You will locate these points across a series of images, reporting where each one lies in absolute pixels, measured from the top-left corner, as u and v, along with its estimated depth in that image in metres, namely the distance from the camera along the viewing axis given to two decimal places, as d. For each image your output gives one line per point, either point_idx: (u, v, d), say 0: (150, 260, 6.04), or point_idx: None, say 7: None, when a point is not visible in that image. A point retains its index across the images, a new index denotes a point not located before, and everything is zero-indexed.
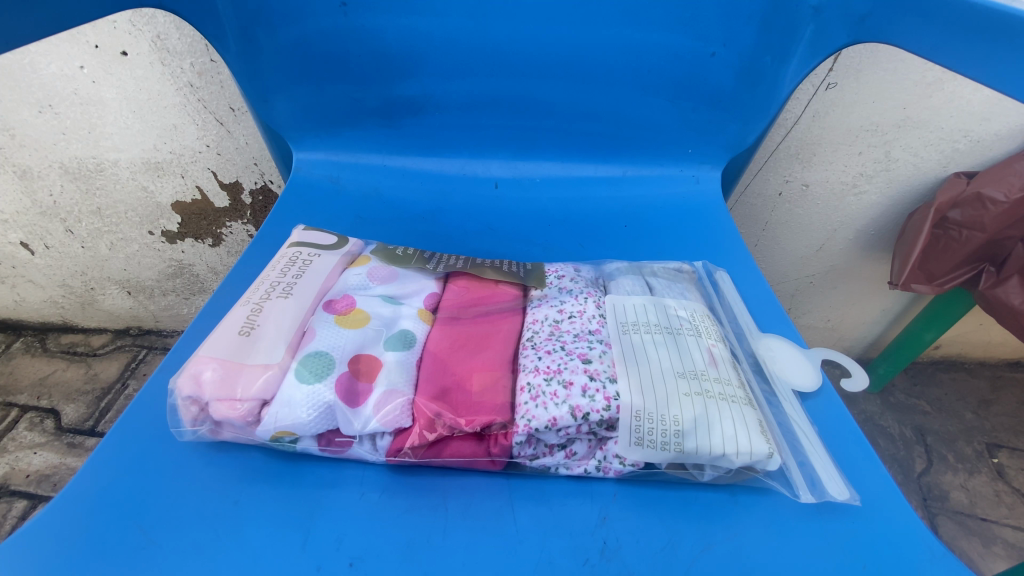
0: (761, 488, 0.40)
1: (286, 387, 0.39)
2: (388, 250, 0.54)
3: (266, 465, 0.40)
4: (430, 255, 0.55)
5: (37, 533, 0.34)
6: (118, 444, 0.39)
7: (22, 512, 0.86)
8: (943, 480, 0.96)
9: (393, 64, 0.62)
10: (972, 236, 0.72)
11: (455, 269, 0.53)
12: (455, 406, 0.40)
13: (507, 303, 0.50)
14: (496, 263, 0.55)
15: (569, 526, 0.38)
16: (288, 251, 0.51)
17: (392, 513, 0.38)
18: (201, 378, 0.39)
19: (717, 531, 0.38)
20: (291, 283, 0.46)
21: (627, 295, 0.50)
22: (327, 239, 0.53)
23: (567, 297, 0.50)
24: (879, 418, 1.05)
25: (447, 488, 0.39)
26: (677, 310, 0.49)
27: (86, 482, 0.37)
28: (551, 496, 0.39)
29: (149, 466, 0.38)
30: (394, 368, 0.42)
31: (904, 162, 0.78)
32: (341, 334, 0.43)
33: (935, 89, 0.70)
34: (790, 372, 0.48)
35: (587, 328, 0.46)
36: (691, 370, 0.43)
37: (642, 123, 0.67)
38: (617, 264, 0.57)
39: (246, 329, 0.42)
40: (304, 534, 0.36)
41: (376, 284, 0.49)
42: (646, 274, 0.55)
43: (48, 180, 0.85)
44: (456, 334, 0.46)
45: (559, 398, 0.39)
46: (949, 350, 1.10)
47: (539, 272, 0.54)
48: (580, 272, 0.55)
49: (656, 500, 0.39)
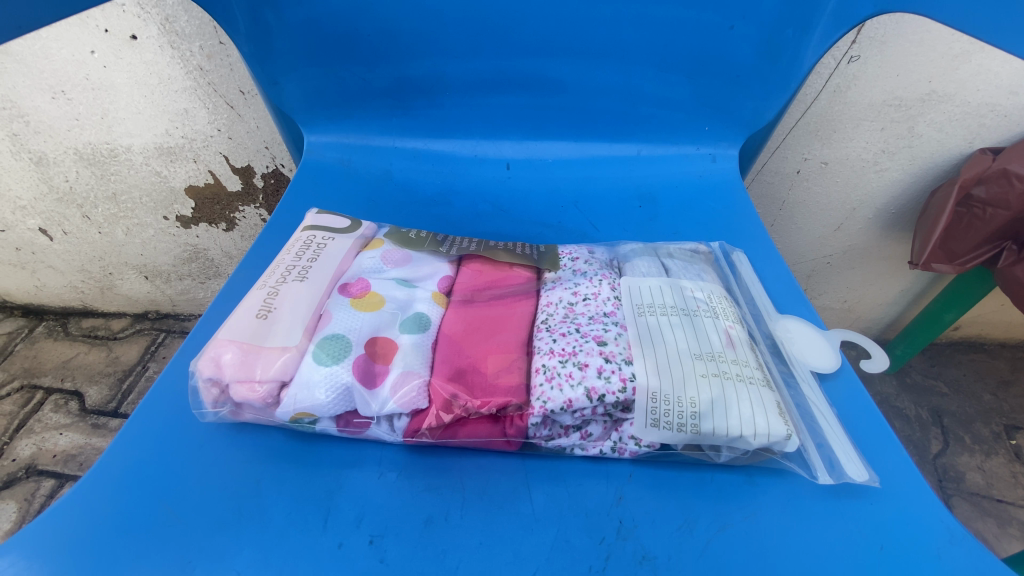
0: (777, 470, 0.40)
1: (303, 370, 0.40)
2: (400, 233, 0.54)
3: (287, 445, 0.40)
4: (447, 238, 0.55)
5: (69, 508, 0.36)
6: (143, 425, 0.40)
7: (50, 490, 0.89)
8: (960, 462, 0.95)
9: (403, 41, 0.61)
10: (997, 213, 0.70)
11: (469, 253, 0.53)
12: (473, 388, 0.40)
13: (521, 286, 0.50)
14: (511, 246, 0.54)
15: (585, 505, 0.38)
16: (302, 236, 0.51)
17: (410, 492, 0.38)
18: (221, 360, 0.39)
19: (734, 510, 0.38)
20: (308, 265, 0.47)
21: (643, 276, 0.50)
22: (341, 222, 0.53)
23: (581, 278, 0.49)
24: (895, 400, 1.04)
25: (464, 468, 0.40)
26: (694, 291, 0.48)
27: (112, 460, 0.38)
28: (567, 476, 0.40)
29: (173, 447, 0.39)
30: (410, 351, 0.42)
31: (928, 138, 0.75)
32: (358, 317, 0.43)
33: (962, 61, 0.67)
34: (810, 353, 0.47)
35: (602, 310, 0.45)
36: (709, 351, 0.42)
37: (658, 100, 0.66)
38: (633, 245, 0.57)
39: (264, 312, 0.42)
40: (325, 513, 0.37)
41: (390, 267, 0.49)
42: (662, 255, 0.54)
43: (64, 166, 0.86)
44: (470, 318, 0.46)
45: (574, 379, 0.39)
46: (969, 331, 1.08)
47: (552, 254, 0.53)
48: (595, 254, 0.54)
49: (672, 480, 0.40)
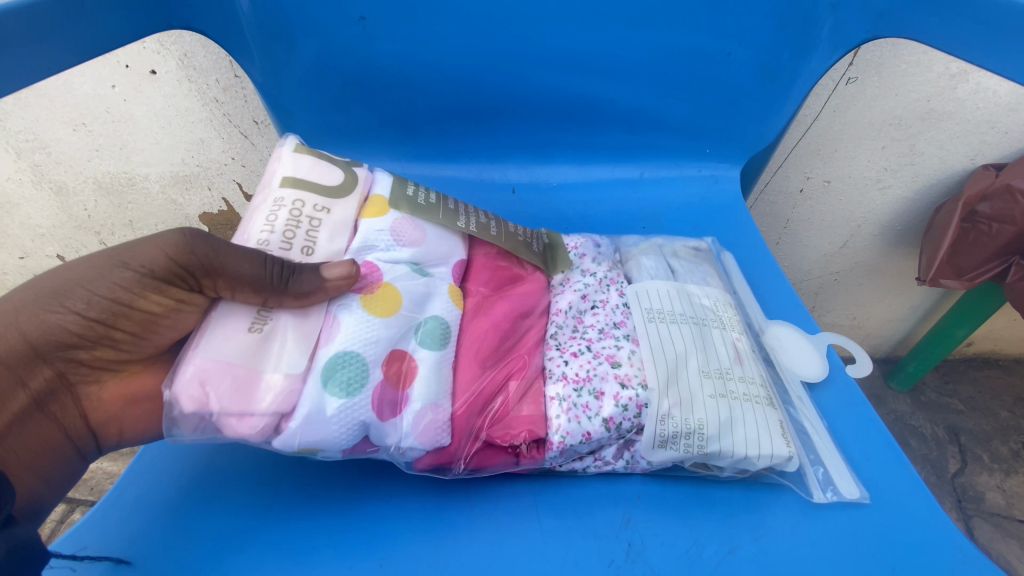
0: (774, 483, 0.41)
1: (307, 397, 0.36)
2: (408, 193, 0.47)
3: (297, 467, 0.41)
4: (461, 208, 0.50)
5: (80, 532, 0.36)
6: (153, 449, 0.42)
7: (60, 516, 0.86)
8: (979, 481, 0.94)
9: (413, 72, 0.63)
10: (1004, 228, 0.70)
11: (486, 233, 0.49)
12: (493, 417, 0.40)
13: (532, 287, 0.49)
14: (525, 236, 0.52)
15: (591, 528, 0.38)
16: (280, 197, 0.42)
17: (418, 514, 0.39)
18: (206, 389, 0.34)
19: (741, 533, 0.38)
20: (311, 247, 0.41)
21: (653, 281, 0.50)
22: (330, 175, 0.44)
23: (589, 286, 0.49)
24: (910, 418, 1.02)
25: (474, 491, 0.40)
26: (704, 299, 0.49)
27: (125, 483, 0.39)
28: (575, 500, 0.40)
29: (182, 469, 0.40)
30: (429, 377, 0.39)
31: (929, 156, 0.76)
32: (372, 323, 0.39)
33: (960, 81, 0.68)
34: (800, 359, 0.48)
35: (610, 320, 0.46)
36: (717, 368, 0.43)
37: (659, 124, 0.68)
38: (633, 239, 0.58)
39: (257, 327, 0.37)
40: (335, 535, 0.37)
41: (403, 247, 0.44)
42: (671, 258, 0.54)
43: (84, 195, 0.90)
44: (487, 326, 0.44)
45: (591, 410, 0.39)
46: (982, 347, 1.06)
47: (562, 251, 0.53)
48: (603, 253, 0.54)
49: (677, 501, 0.40)
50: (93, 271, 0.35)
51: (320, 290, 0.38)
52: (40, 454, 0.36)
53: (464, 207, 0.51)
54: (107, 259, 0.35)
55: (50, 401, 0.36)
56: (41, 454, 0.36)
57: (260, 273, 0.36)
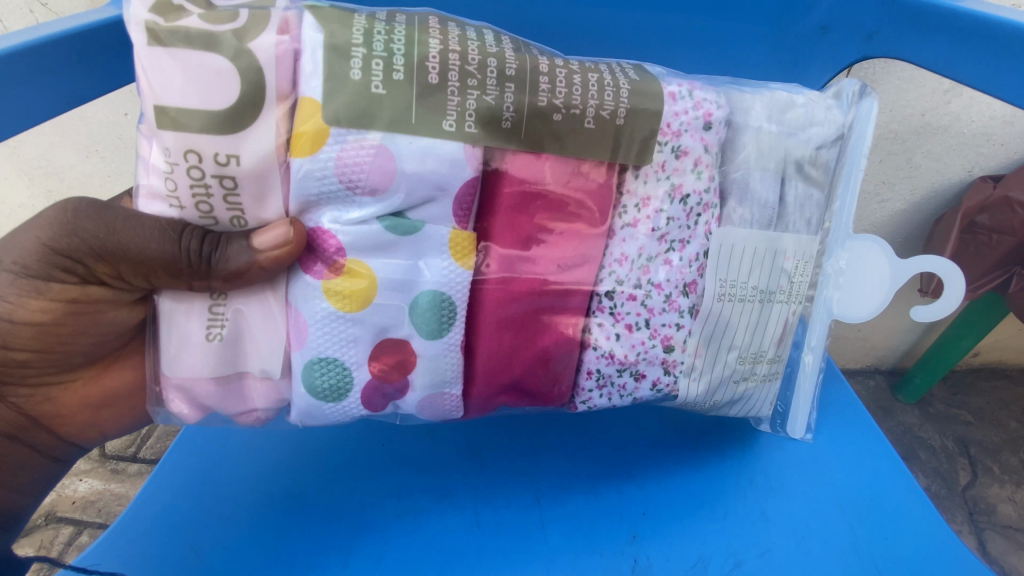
0: (736, 500, 0.51)
1: (297, 390, 0.37)
2: (354, 81, 0.32)
3: (308, 492, 0.50)
4: (456, 77, 0.33)
5: (114, 543, 0.45)
6: (170, 473, 0.50)
7: (68, 538, 0.85)
8: (990, 493, 0.94)
9: None
10: (1002, 239, 0.72)
11: (497, 128, 0.34)
12: (517, 387, 0.41)
13: (577, 225, 0.38)
14: (567, 107, 0.35)
15: (546, 539, 0.47)
16: (166, 150, 0.32)
17: (411, 531, 0.47)
18: (190, 397, 0.37)
19: (722, 544, 0.48)
20: (242, 218, 0.34)
21: (744, 226, 0.41)
22: (218, 90, 0.31)
23: (675, 217, 0.39)
24: (919, 430, 1.02)
25: (478, 508, 0.49)
26: (787, 261, 0.43)
27: (144, 504, 0.47)
28: (546, 517, 0.49)
29: (195, 493, 0.49)
30: (427, 370, 0.38)
31: (926, 168, 0.77)
32: (342, 325, 0.35)
33: (953, 96, 0.70)
34: (865, 295, 0.48)
35: (683, 280, 0.40)
36: (758, 350, 0.45)
37: None
38: (761, 109, 0.41)
39: (213, 336, 0.36)
40: (342, 551, 0.46)
41: (368, 198, 0.34)
42: (784, 173, 0.41)
43: None
44: (517, 297, 0.38)
45: (626, 390, 0.42)
46: (989, 358, 1.06)
47: (639, 134, 0.37)
48: (711, 143, 0.39)
49: (632, 518, 0.49)
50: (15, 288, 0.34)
51: (253, 266, 0.33)
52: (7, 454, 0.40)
53: (460, 69, 0.33)
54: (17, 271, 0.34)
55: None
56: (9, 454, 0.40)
57: (173, 252, 0.33)
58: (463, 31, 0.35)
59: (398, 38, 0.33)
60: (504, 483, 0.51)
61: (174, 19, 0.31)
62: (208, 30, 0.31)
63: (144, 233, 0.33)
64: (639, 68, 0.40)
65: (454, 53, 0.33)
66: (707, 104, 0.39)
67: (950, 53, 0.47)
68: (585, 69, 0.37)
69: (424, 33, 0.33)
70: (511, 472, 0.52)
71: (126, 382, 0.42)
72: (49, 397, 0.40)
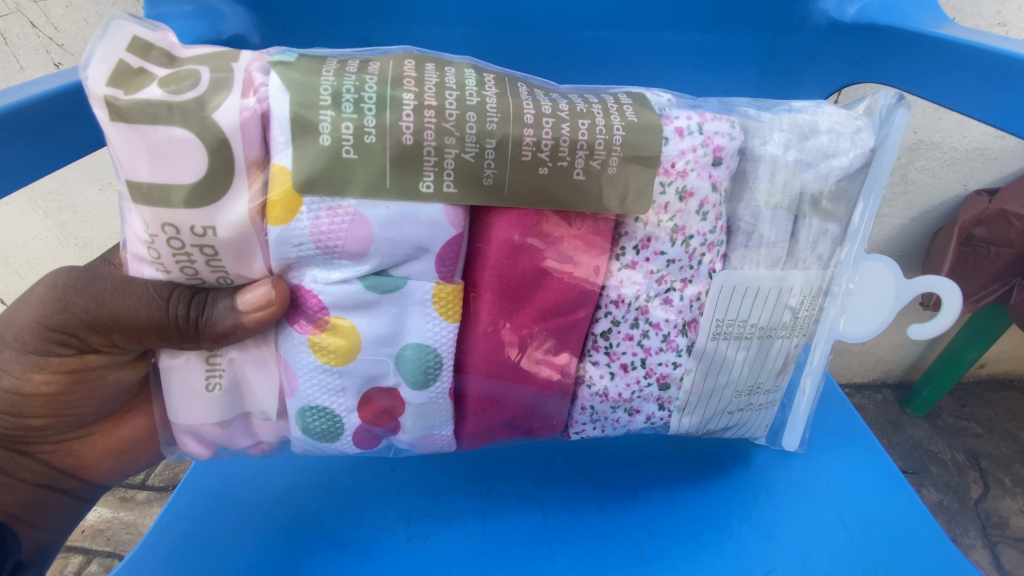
0: (743, 518, 0.51)
1: (295, 433, 0.39)
2: (323, 147, 0.31)
3: (323, 517, 0.50)
4: (430, 135, 0.31)
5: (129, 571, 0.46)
6: (186, 500, 0.51)
7: (78, 568, 0.85)
8: (1002, 506, 0.93)
9: None
10: (1002, 251, 0.73)
11: (476, 186, 0.33)
12: (507, 424, 0.42)
13: (571, 279, 0.37)
14: (554, 158, 0.33)
15: (555, 562, 0.48)
16: (145, 222, 0.32)
17: (421, 556, 0.48)
18: (197, 441, 0.39)
19: (726, 564, 0.48)
20: (227, 276, 0.34)
21: (751, 266, 0.40)
22: (187, 158, 0.30)
23: (676, 258, 0.38)
24: (929, 443, 1.01)
25: (488, 532, 0.50)
26: (791, 298, 0.41)
27: (158, 533, 0.48)
28: (557, 540, 0.49)
29: (209, 521, 0.49)
30: (415, 415, 0.39)
31: (921, 184, 0.78)
32: (331, 376, 0.36)
33: (944, 112, 0.70)
34: (862, 314, 0.47)
35: (682, 321, 0.40)
36: (755, 383, 0.45)
37: None
38: (779, 137, 0.38)
39: (211, 387, 0.37)
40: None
41: (343, 260, 0.34)
42: (798, 210, 0.39)
43: None
44: (506, 349, 0.38)
45: (620, 422, 0.43)
46: (996, 368, 1.06)
47: (633, 183, 0.35)
48: (719, 180, 0.37)
49: (641, 540, 0.49)
50: (22, 359, 0.36)
51: (238, 327, 0.34)
52: (39, 504, 0.42)
53: (436, 128, 0.31)
54: (19, 346, 0.36)
55: (20, 466, 0.40)
56: (41, 503, 0.42)
57: (162, 319, 0.34)
58: (443, 77, 0.33)
59: (369, 96, 0.31)
60: (515, 505, 0.52)
61: (133, 90, 0.30)
62: (166, 99, 0.30)
63: (133, 304, 0.34)
64: (641, 96, 0.37)
65: (430, 109, 0.31)
66: (719, 136, 0.36)
67: (924, 73, 0.47)
68: (579, 111, 0.34)
69: (398, 86, 0.32)
70: (518, 496, 0.53)
71: (139, 429, 0.44)
72: (71, 450, 0.42)
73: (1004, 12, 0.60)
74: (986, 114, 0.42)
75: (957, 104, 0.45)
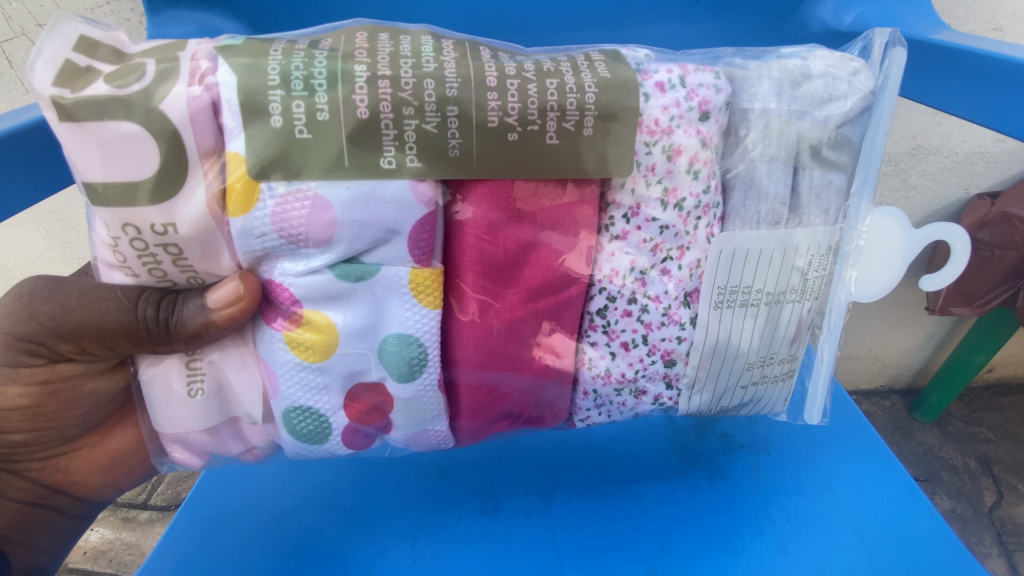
0: (755, 531, 0.50)
1: (284, 437, 0.38)
2: (276, 130, 0.30)
3: (326, 537, 0.50)
4: (387, 108, 0.30)
5: None
6: (188, 520, 0.50)
7: None
8: (1017, 513, 0.91)
9: None
10: (1006, 254, 0.73)
11: (442, 158, 0.31)
12: (511, 406, 0.40)
13: (555, 246, 0.35)
14: (523, 122, 0.31)
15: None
16: (106, 225, 0.31)
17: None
18: (189, 446, 0.39)
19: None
20: (198, 276, 0.34)
21: (751, 228, 0.37)
22: (139, 154, 0.30)
23: (669, 224, 0.36)
24: (940, 450, 1.00)
25: (495, 550, 0.49)
26: (799, 258, 0.39)
27: (162, 555, 0.48)
28: (566, 559, 0.48)
29: (212, 541, 0.49)
30: (404, 410, 0.37)
31: (922, 188, 0.77)
32: (312, 373, 0.35)
33: (943, 117, 0.70)
34: (873, 269, 0.43)
35: (683, 290, 0.38)
36: (769, 354, 0.42)
37: None
38: (769, 86, 0.36)
39: (193, 392, 0.37)
40: None
41: (314, 250, 0.33)
42: (797, 161, 0.37)
43: None
44: (495, 330, 0.36)
45: (626, 405, 0.42)
46: (1005, 373, 1.04)
47: (612, 143, 0.33)
48: (709, 135, 0.35)
49: (652, 557, 0.48)
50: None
51: (210, 326, 0.34)
52: (34, 522, 0.42)
53: (392, 98, 0.30)
54: None
55: (8, 484, 0.40)
56: (36, 521, 0.42)
57: (131, 322, 0.34)
58: (398, 46, 0.32)
59: (318, 72, 0.30)
60: (523, 521, 0.51)
61: (80, 87, 0.29)
62: (113, 93, 0.29)
63: (102, 310, 0.34)
64: (615, 53, 0.35)
65: (384, 80, 0.30)
66: (704, 88, 0.34)
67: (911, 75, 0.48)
68: (546, 70, 0.32)
69: (350, 59, 0.30)
70: (526, 511, 0.52)
71: (128, 442, 0.43)
72: (60, 466, 0.42)
73: (999, 16, 0.61)
74: (973, 112, 0.44)
75: (943, 104, 0.46)
